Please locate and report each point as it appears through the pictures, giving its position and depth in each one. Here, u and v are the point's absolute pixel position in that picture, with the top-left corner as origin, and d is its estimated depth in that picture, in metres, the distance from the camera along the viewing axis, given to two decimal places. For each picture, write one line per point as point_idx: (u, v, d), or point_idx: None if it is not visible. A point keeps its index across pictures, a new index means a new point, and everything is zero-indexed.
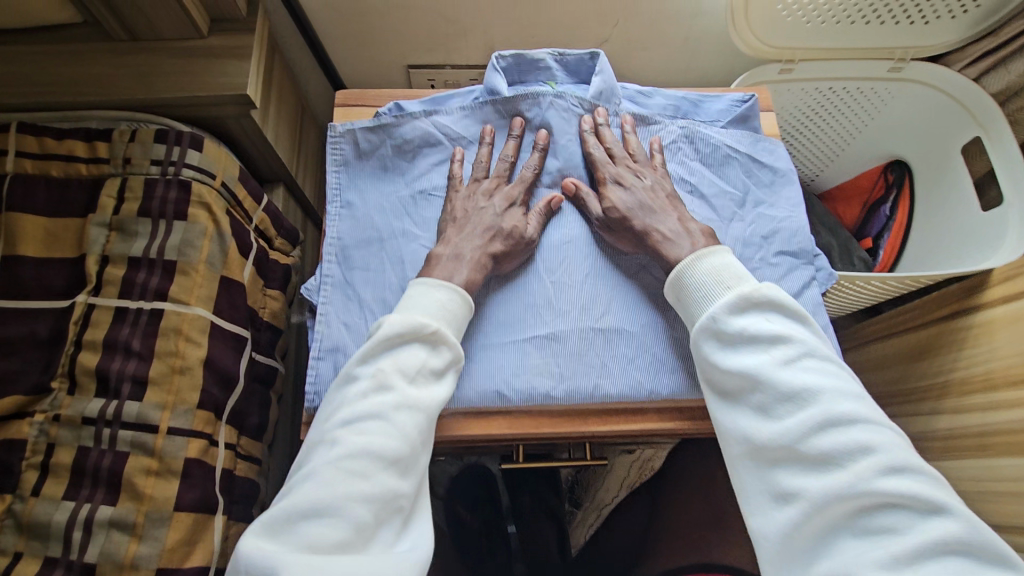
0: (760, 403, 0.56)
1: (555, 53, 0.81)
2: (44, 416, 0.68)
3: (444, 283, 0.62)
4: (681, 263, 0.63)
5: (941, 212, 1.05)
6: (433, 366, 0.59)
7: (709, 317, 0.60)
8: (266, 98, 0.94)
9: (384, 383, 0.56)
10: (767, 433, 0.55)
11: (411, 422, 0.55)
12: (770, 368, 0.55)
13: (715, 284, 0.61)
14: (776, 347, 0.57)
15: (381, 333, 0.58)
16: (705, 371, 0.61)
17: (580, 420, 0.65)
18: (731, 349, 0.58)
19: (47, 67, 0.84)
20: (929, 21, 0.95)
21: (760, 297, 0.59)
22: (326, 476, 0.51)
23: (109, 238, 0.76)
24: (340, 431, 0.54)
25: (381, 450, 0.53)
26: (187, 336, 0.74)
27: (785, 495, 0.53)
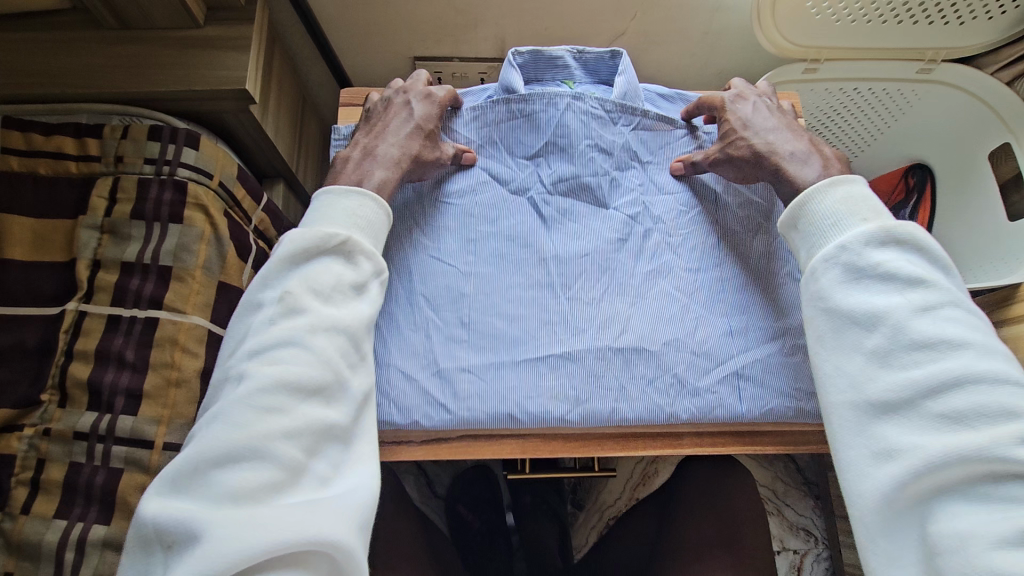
0: (879, 345, 0.50)
1: (574, 51, 0.78)
2: (34, 431, 0.66)
3: (355, 189, 0.60)
4: (811, 188, 0.59)
5: (966, 217, 1.02)
6: (350, 281, 0.56)
7: (838, 246, 0.55)
8: (266, 91, 0.90)
9: (295, 304, 0.52)
10: (885, 378, 0.49)
11: (330, 344, 0.52)
12: (903, 308, 0.50)
13: (847, 212, 0.56)
14: (914, 291, 0.51)
15: (282, 253, 0.54)
16: (815, 305, 0.56)
17: (595, 445, 0.63)
18: (857, 283, 0.53)
19: (33, 57, 0.79)
20: (965, 22, 0.90)
21: (905, 236, 0.54)
22: (238, 417, 0.47)
23: (101, 241, 0.73)
24: (249, 365, 0.49)
25: (299, 378, 0.49)
26: (184, 346, 0.70)
27: (889, 448, 0.48)
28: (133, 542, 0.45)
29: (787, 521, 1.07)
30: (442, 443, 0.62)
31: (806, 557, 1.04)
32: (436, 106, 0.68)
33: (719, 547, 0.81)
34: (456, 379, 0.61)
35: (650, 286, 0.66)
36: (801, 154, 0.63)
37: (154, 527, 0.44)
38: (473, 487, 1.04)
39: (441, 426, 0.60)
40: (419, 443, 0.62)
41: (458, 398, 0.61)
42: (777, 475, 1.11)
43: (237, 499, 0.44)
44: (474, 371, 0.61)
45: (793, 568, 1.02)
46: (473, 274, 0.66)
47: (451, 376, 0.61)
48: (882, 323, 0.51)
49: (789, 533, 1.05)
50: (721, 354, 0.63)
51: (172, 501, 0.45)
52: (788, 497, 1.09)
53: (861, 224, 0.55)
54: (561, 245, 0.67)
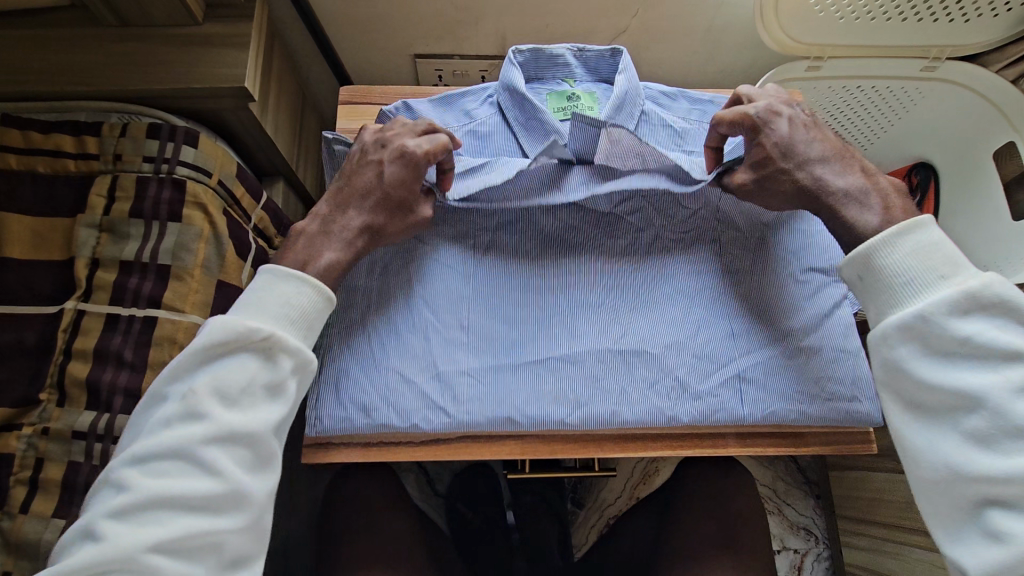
0: (979, 430, 0.50)
1: (575, 48, 0.77)
2: (32, 429, 0.66)
3: (291, 271, 0.56)
4: (874, 242, 0.56)
5: (969, 216, 1.01)
6: (262, 382, 0.53)
7: (920, 315, 0.52)
8: (266, 88, 0.90)
9: (194, 408, 0.51)
10: (983, 464, 0.49)
11: (224, 456, 0.50)
12: (1000, 390, 0.49)
13: (925, 271, 0.53)
14: (1011, 366, 0.50)
15: (197, 346, 0.53)
16: (894, 383, 0.54)
17: (595, 446, 0.63)
18: (947, 361, 0.51)
19: (32, 55, 0.79)
20: (971, 18, 0.89)
21: (990, 301, 0.51)
22: (118, 525, 0.48)
23: (99, 240, 0.73)
24: (135, 471, 0.49)
25: (184, 489, 0.49)
26: (182, 345, 0.70)
27: (996, 534, 0.48)
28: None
29: (789, 520, 1.06)
30: (442, 443, 0.62)
31: (806, 557, 1.03)
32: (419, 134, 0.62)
33: (723, 551, 0.81)
34: (455, 381, 0.61)
35: (652, 290, 0.65)
36: (856, 195, 0.59)
37: None
38: (471, 482, 1.02)
39: (441, 429, 0.60)
40: (418, 444, 0.62)
41: (457, 402, 0.60)
42: (778, 474, 1.10)
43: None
44: (474, 374, 0.61)
45: (793, 568, 1.01)
46: (473, 280, 0.65)
47: (451, 379, 0.61)
48: (979, 404, 0.50)
49: (789, 532, 1.04)
50: (722, 356, 0.63)
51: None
52: (789, 496, 1.08)
53: (940, 287, 0.53)
54: (562, 252, 0.66)
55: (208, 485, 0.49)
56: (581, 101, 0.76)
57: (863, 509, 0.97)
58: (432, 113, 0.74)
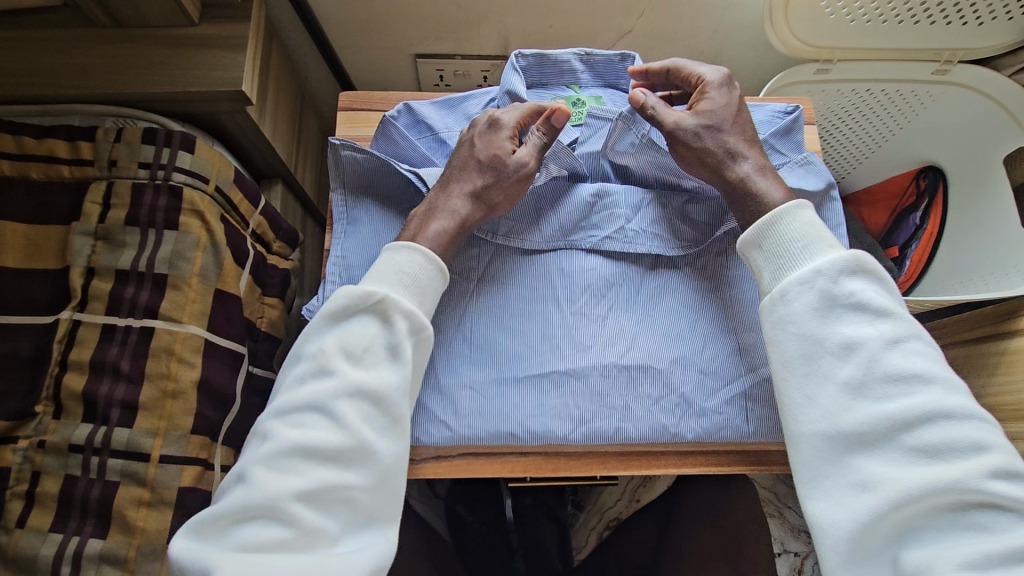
0: (852, 378, 0.51)
1: (581, 54, 0.75)
2: (28, 443, 0.65)
3: (407, 243, 0.57)
4: (778, 208, 0.58)
5: (974, 219, 1.00)
6: (383, 343, 0.54)
7: (812, 271, 0.54)
8: (264, 91, 0.88)
9: (324, 366, 0.53)
10: (856, 413, 0.50)
11: (351, 409, 0.51)
12: (875, 343, 0.51)
13: (816, 238, 0.56)
14: (883, 322, 0.52)
15: (326, 310, 0.55)
16: (780, 335, 0.55)
17: (599, 464, 0.62)
18: (829, 314, 0.53)
19: (24, 56, 0.78)
20: (984, 22, 0.88)
21: (872, 267, 0.54)
22: (257, 474, 0.50)
23: (95, 248, 0.71)
24: (275, 423, 0.52)
25: (316, 443, 0.50)
26: (180, 357, 0.69)
27: (865, 480, 0.49)
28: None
29: (789, 524, 1.08)
30: (443, 461, 0.61)
31: (806, 560, 1.04)
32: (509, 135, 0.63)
33: (723, 563, 0.79)
34: (457, 396, 0.60)
35: (660, 301, 0.64)
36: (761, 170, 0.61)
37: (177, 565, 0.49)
38: (471, 488, 1.03)
39: (442, 443, 0.59)
40: (419, 463, 0.61)
41: (459, 416, 0.59)
42: (778, 478, 1.12)
43: (245, 552, 0.47)
44: (475, 387, 0.60)
45: (794, 570, 1.02)
46: (476, 298, 0.64)
47: (453, 393, 0.60)
48: (848, 358, 0.52)
49: (789, 536, 1.06)
50: (728, 375, 0.62)
51: (196, 542, 0.49)
52: (789, 500, 1.10)
53: (829, 250, 0.55)
54: (573, 266, 0.65)
55: (338, 439, 0.51)
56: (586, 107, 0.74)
57: None
58: (434, 117, 0.73)
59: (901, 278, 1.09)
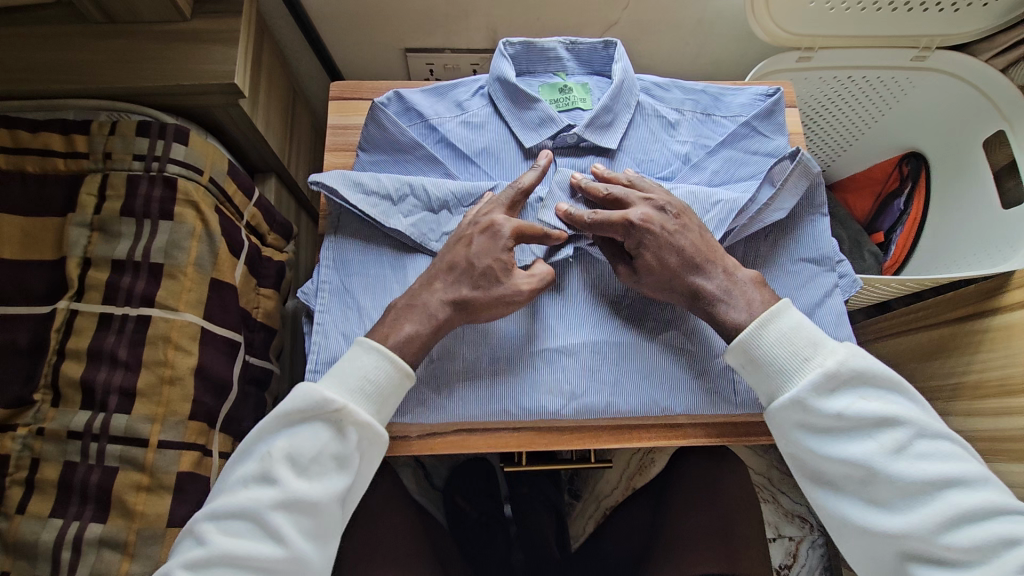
0: (873, 494, 0.53)
1: (567, 42, 0.77)
2: (28, 430, 0.65)
3: (372, 343, 0.56)
4: (744, 333, 0.57)
5: (957, 202, 1.02)
6: (331, 452, 0.54)
7: (795, 400, 0.55)
8: (256, 84, 0.89)
9: (267, 473, 0.52)
10: (887, 526, 0.52)
11: (287, 520, 0.52)
12: (881, 459, 0.52)
13: (791, 357, 0.56)
14: (883, 434, 0.53)
15: (278, 414, 0.54)
16: (796, 456, 0.57)
17: (591, 438, 0.63)
18: (830, 435, 0.54)
19: (18, 52, 0.79)
20: (960, 8, 0.90)
21: (853, 376, 0.54)
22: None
23: (91, 239, 0.72)
24: (210, 526, 0.52)
25: (248, 554, 0.51)
26: (177, 344, 0.70)
27: None
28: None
29: (784, 508, 1.11)
30: (435, 437, 0.62)
31: (801, 545, 1.08)
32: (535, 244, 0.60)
33: (716, 540, 0.80)
34: (452, 378, 0.61)
35: None
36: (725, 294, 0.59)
37: None
38: (470, 477, 1.04)
39: (435, 419, 0.60)
40: (414, 439, 0.62)
41: (453, 393, 0.61)
42: (772, 463, 1.14)
43: None
44: (469, 367, 0.61)
45: (788, 554, 1.06)
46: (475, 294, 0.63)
47: (446, 372, 0.61)
48: (862, 474, 0.53)
49: (784, 520, 1.09)
50: (711, 349, 0.63)
51: None
52: (783, 485, 1.12)
53: (807, 372, 0.55)
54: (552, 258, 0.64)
55: (269, 549, 0.51)
56: (572, 93, 0.76)
57: None
58: (424, 104, 0.74)
59: (886, 263, 1.11)
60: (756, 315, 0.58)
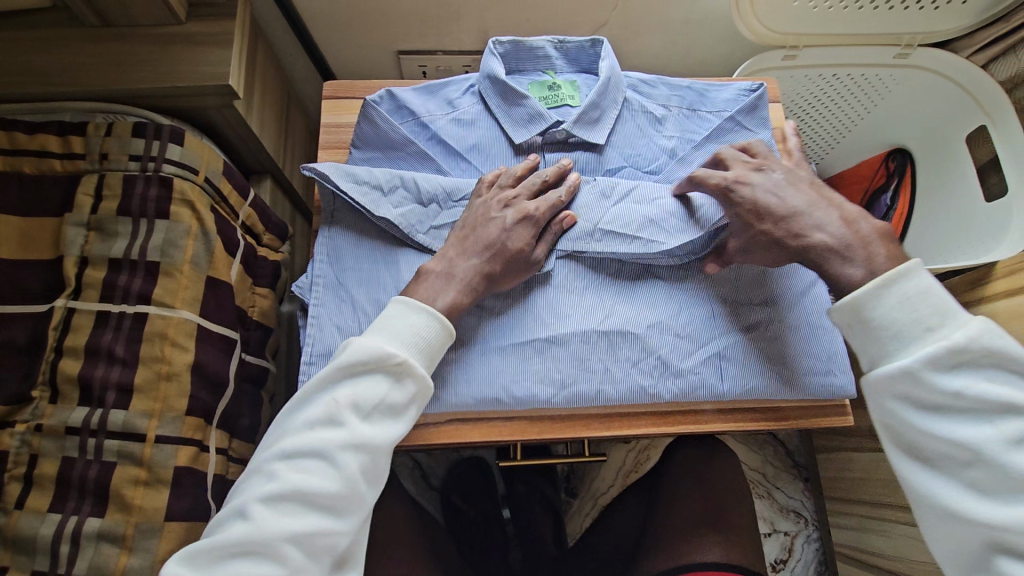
0: (975, 478, 0.51)
1: (555, 41, 0.78)
2: (26, 427, 0.66)
3: (423, 305, 0.58)
4: (855, 297, 0.56)
5: (944, 197, 1.04)
6: (392, 402, 0.55)
7: (903, 370, 0.53)
8: (250, 86, 0.90)
9: (335, 416, 0.53)
10: (982, 514, 0.50)
11: (355, 462, 0.53)
12: (993, 445, 0.50)
13: (911, 325, 0.54)
14: (1003, 420, 0.51)
15: (340, 361, 0.55)
16: (893, 425, 0.56)
17: (582, 426, 0.64)
18: (940, 410, 0.53)
19: (15, 56, 0.80)
20: (939, 6, 0.92)
21: (980, 357, 0.52)
22: (259, 514, 0.51)
23: (88, 238, 0.73)
24: (280, 465, 0.53)
25: (316, 491, 0.52)
26: (173, 341, 0.71)
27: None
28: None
29: (778, 504, 1.13)
30: (428, 428, 0.63)
31: (795, 539, 1.10)
32: (534, 226, 0.63)
33: (709, 527, 0.81)
34: (444, 371, 0.62)
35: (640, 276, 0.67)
36: (840, 249, 0.58)
37: None
38: (465, 476, 1.06)
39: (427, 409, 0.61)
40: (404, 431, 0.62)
41: (446, 385, 0.61)
42: (766, 458, 1.16)
43: None
44: (461, 359, 0.62)
45: (783, 549, 1.09)
46: None
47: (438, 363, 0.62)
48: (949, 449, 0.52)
49: (778, 515, 1.11)
50: (703, 337, 0.64)
51: (189, 569, 0.51)
52: (778, 480, 1.13)
53: (926, 341, 0.53)
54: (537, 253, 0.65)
55: (338, 490, 0.52)
56: (561, 90, 0.77)
57: (849, 490, 1.00)
58: (416, 102, 0.75)
59: None
60: (876, 274, 0.56)
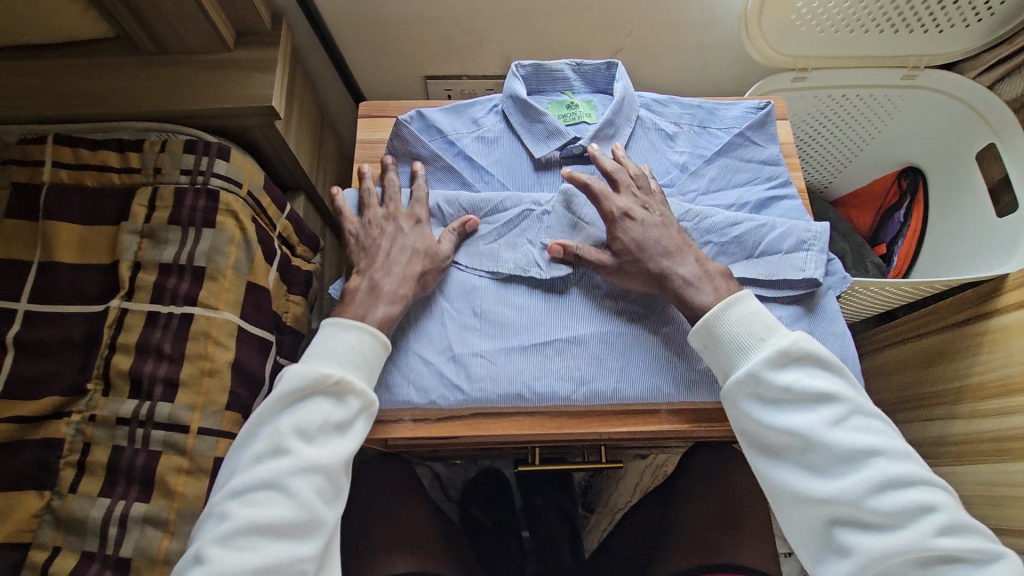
0: (812, 461, 0.57)
1: (573, 64, 0.84)
2: (80, 416, 0.71)
3: (353, 322, 0.62)
4: (707, 313, 0.62)
5: (957, 213, 1.07)
6: (336, 420, 0.58)
7: (746, 372, 0.58)
8: (289, 107, 0.97)
9: (279, 445, 0.56)
10: (829, 491, 0.56)
11: (305, 485, 0.55)
12: (821, 429, 0.56)
13: (748, 336, 0.60)
14: (823, 406, 0.58)
15: (279, 393, 0.58)
16: (741, 424, 0.60)
17: (599, 422, 0.66)
18: (773, 403, 0.58)
19: (80, 80, 0.88)
20: (944, 29, 0.96)
21: (798, 354, 0.58)
22: (212, 556, 0.53)
23: (141, 244, 0.79)
24: (231, 504, 0.55)
25: (270, 520, 0.54)
26: (216, 339, 0.76)
27: (841, 548, 0.56)
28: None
29: None
30: (452, 421, 0.66)
31: None
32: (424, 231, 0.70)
33: (726, 532, 0.82)
34: (469, 365, 0.65)
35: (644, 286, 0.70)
36: (694, 283, 0.64)
37: None
38: (481, 487, 1.10)
39: (454, 404, 0.65)
40: (434, 422, 0.66)
41: (471, 379, 0.65)
42: None
43: None
44: (486, 355, 0.66)
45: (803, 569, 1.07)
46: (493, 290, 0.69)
47: (465, 360, 0.66)
48: (810, 443, 0.56)
49: None
50: None
51: None
52: None
53: (760, 349, 0.59)
54: (556, 259, 0.70)
55: (292, 516, 0.54)
56: (579, 108, 0.82)
57: None
58: (443, 120, 0.81)
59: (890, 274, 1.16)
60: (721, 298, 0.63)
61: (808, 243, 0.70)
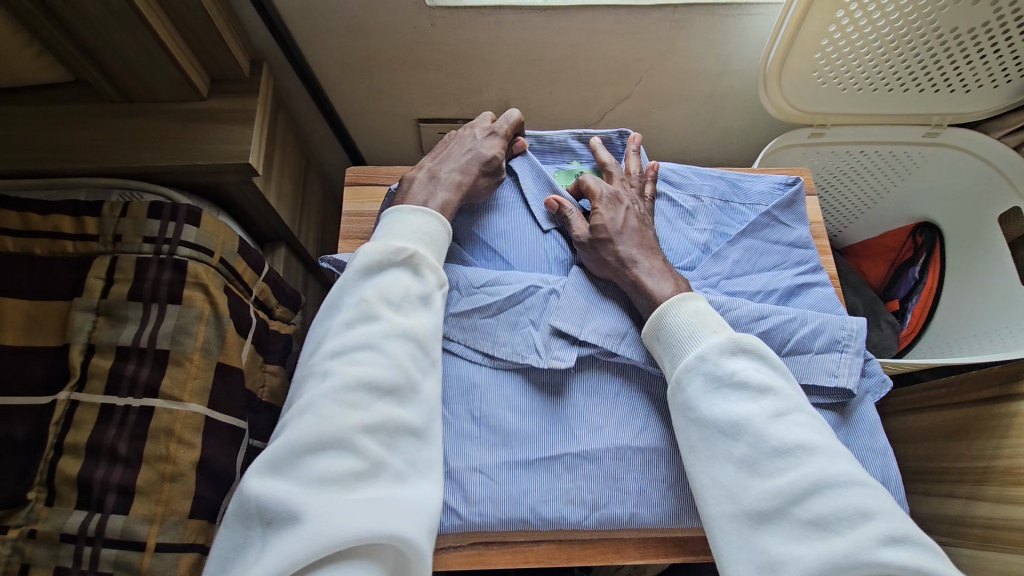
0: (744, 455, 0.52)
1: (574, 133, 0.79)
2: (19, 532, 0.62)
3: (419, 207, 0.62)
4: (664, 303, 0.61)
5: (978, 277, 1.00)
6: (419, 292, 0.57)
7: (697, 357, 0.57)
8: (270, 158, 0.89)
9: (369, 311, 0.55)
10: (756, 492, 0.50)
11: (402, 348, 0.54)
12: (759, 419, 0.53)
13: (699, 325, 0.58)
14: (765, 398, 0.54)
15: (356, 265, 0.57)
16: (683, 418, 0.57)
17: (614, 552, 0.60)
18: (716, 392, 0.55)
19: (33, 131, 0.79)
20: (971, 89, 0.89)
21: (750, 347, 0.57)
22: (323, 409, 0.49)
23: (96, 324, 0.71)
24: (330, 364, 0.52)
25: (375, 378, 0.52)
26: (179, 437, 0.67)
27: (772, 563, 0.48)
28: (234, 515, 0.48)
29: None
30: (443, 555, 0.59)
31: None
32: (501, 138, 0.72)
33: None
34: (470, 485, 0.58)
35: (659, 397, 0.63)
36: (656, 274, 0.64)
37: (254, 504, 0.46)
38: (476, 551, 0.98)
39: (451, 529, 0.57)
40: (452, 550, 0.59)
41: (469, 502, 0.58)
42: None
43: (325, 485, 0.47)
44: (485, 471, 0.58)
45: None
46: (498, 387, 0.62)
47: (462, 478, 0.58)
48: (743, 432, 0.53)
49: None
50: None
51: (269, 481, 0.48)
52: None
53: (712, 338, 0.57)
54: (560, 353, 0.62)
55: (388, 398, 0.52)
56: None
57: None
58: None
59: (903, 332, 1.11)
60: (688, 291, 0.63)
61: (842, 343, 0.63)
